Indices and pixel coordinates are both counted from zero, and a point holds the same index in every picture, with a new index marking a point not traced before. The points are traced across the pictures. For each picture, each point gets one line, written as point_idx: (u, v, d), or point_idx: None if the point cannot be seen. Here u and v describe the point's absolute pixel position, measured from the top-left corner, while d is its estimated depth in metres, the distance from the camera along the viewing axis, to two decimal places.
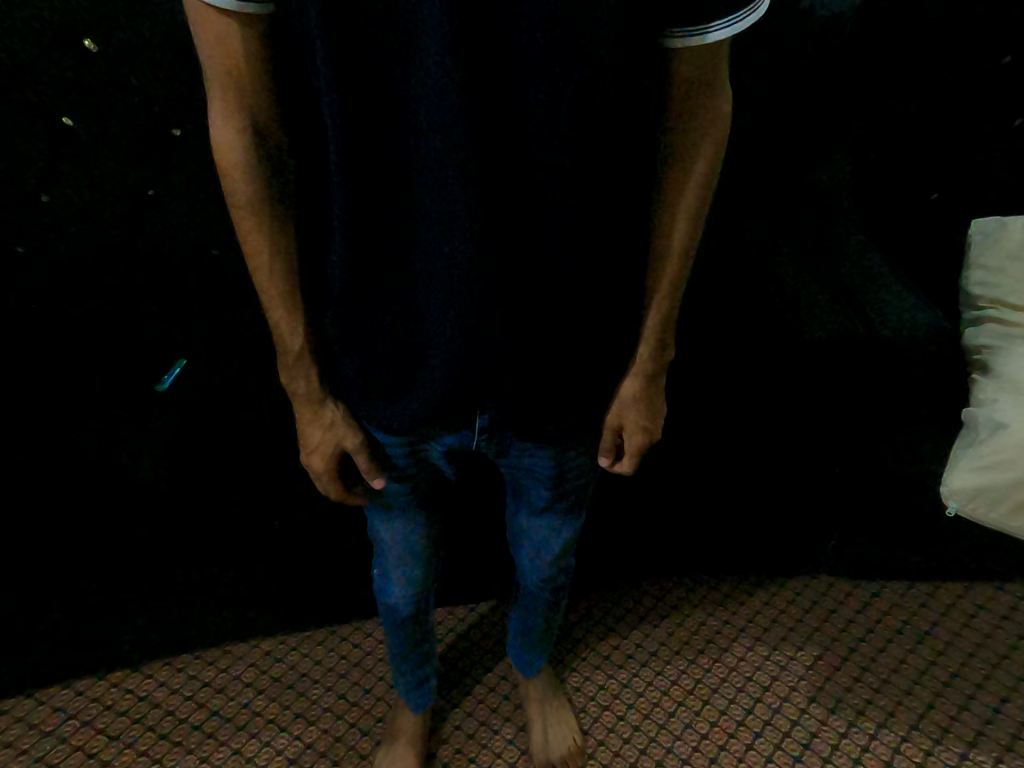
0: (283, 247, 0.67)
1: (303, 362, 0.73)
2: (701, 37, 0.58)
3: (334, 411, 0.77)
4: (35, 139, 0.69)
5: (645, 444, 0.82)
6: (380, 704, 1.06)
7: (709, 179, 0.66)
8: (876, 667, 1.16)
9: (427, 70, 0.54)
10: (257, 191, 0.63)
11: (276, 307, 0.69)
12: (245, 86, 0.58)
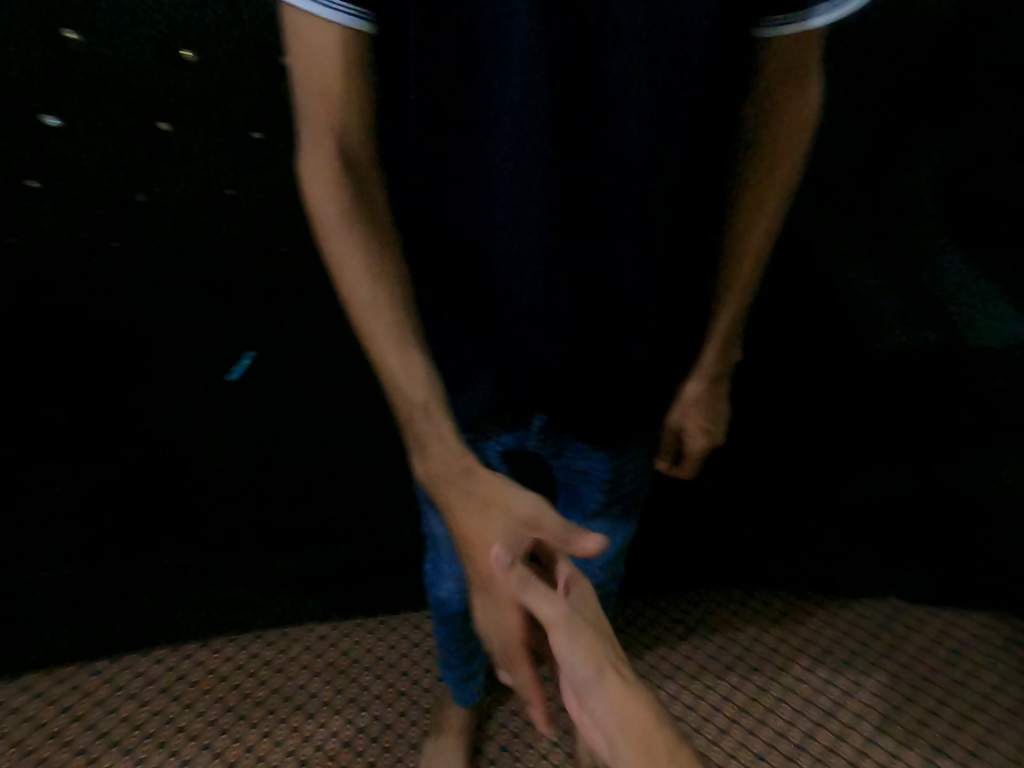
0: (381, 272, 0.55)
1: (429, 430, 0.55)
2: (806, 21, 0.55)
3: (485, 496, 0.52)
4: (142, 143, 0.88)
5: (707, 449, 0.77)
6: (426, 695, 1.07)
7: (790, 178, 0.64)
8: (957, 702, 1.01)
9: (470, 73, 0.52)
10: (350, 215, 0.54)
11: (388, 353, 0.54)
12: (341, 99, 0.51)
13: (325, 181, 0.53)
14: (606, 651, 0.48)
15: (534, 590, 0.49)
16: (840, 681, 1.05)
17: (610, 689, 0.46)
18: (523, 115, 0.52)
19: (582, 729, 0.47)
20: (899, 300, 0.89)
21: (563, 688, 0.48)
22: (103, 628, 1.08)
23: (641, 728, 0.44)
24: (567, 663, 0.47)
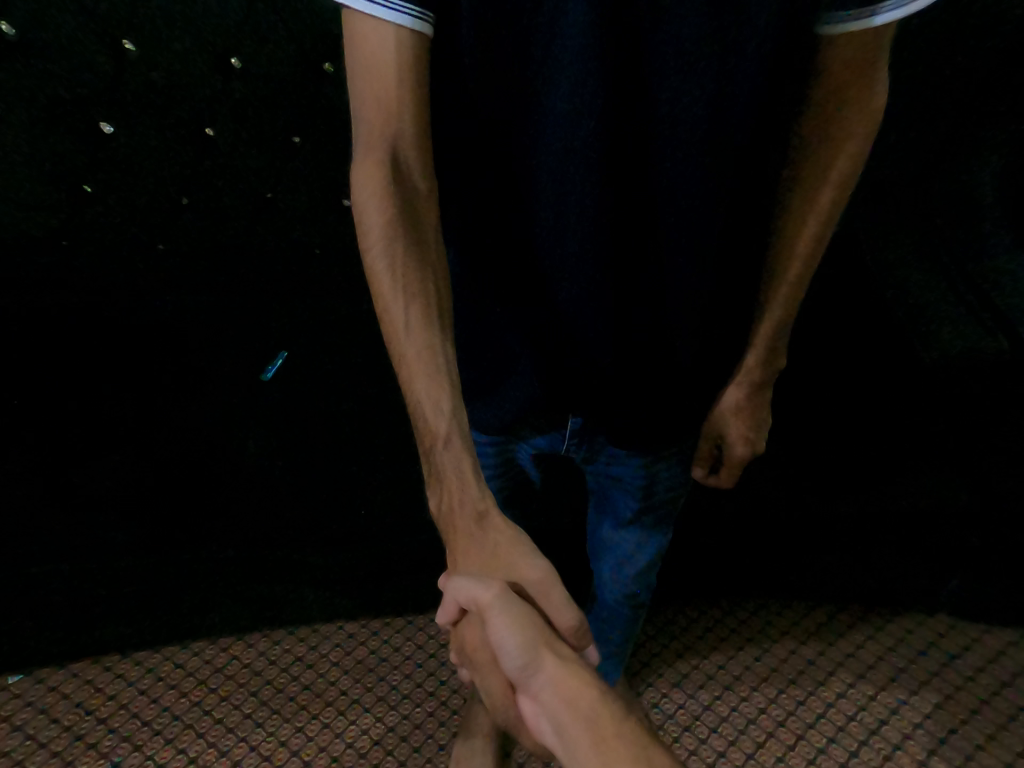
0: (417, 286, 0.55)
1: (454, 461, 0.54)
2: (869, 18, 0.53)
3: (472, 522, 0.54)
4: (188, 149, 0.92)
5: (746, 459, 0.74)
6: (454, 696, 1.07)
7: (847, 181, 0.61)
8: (1011, 728, 0.97)
9: (532, 80, 0.52)
10: (394, 224, 0.54)
11: (418, 375, 0.54)
12: (396, 108, 0.51)
13: (373, 185, 0.53)
14: (547, 638, 0.51)
15: (473, 592, 0.50)
16: (885, 698, 1.01)
17: (550, 669, 0.50)
18: (572, 115, 0.52)
19: (528, 711, 0.50)
20: (948, 303, 0.85)
21: (505, 676, 0.51)
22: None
23: (581, 700, 0.49)
24: (508, 656, 0.50)
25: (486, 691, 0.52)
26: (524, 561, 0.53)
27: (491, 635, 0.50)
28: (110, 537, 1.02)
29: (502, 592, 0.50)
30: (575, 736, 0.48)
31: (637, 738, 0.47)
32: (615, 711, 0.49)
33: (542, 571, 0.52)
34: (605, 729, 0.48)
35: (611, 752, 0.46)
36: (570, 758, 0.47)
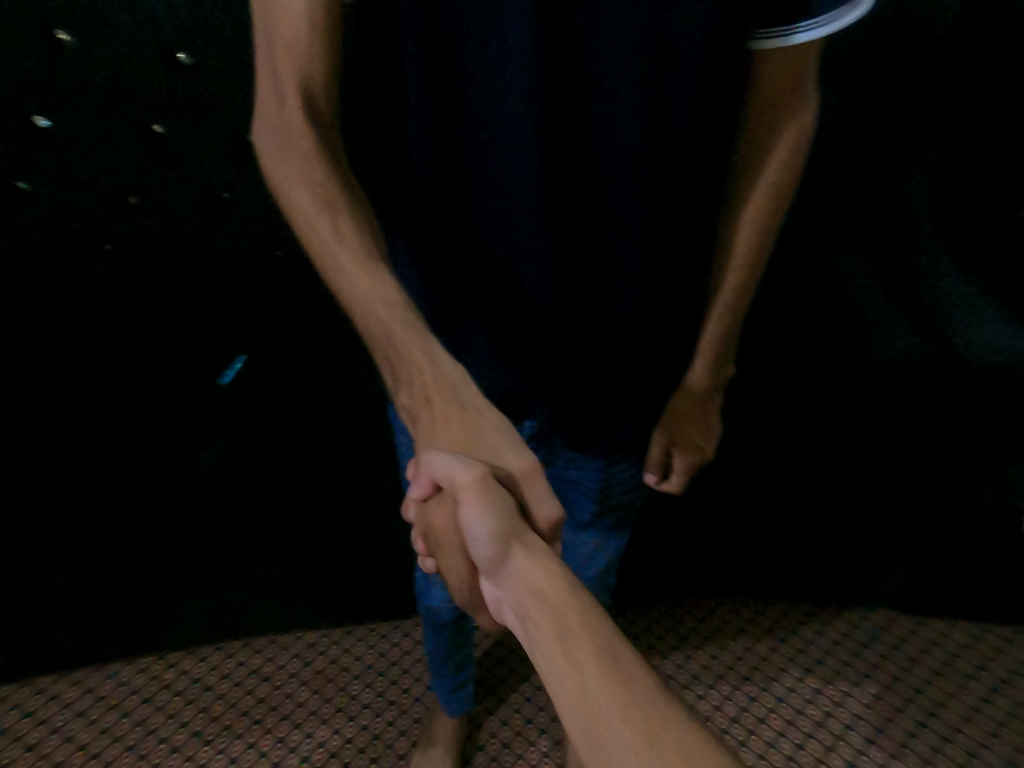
0: (344, 217, 0.50)
1: (417, 348, 0.48)
2: (786, 37, 0.56)
3: (452, 408, 0.47)
4: (134, 147, 0.88)
5: (696, 463, 0.77)
6: (416, 705, 1.04)
7: (784, 186, 0.64)
8: (947, 712, 1.01)
9: (465, 71, 0.52)
10: (309, 165, 0.49)
11: (357, 280, 0.48)
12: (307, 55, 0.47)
13: (287, 140, 0.49)
14: (518, 525, 0.43)
15: (451, 468, 0.43)
16: (831, 692, 1.05)
17: (519, 558, 0.42)
18: (517, 116, 0.52)
19: (493, 600, 0.43)
20: (893, 311, 0.90)
21: (471, 563, 0.44)
22: (79, 639, 1.03)
23: (551, 593, 0.40)
24: (475, 539, 0.42)
25: (452, 578, 0.45)
26: (508, 449, 0.46)
27: (462, 514, 0.42)
28: (68, 548, 1.02)
29: (481, 472, 0.43)
30: (537, 629, 0.39)
31: (605, 632, 0.38)
32: (588, 607, 0.39)
33: (526, 462, 0.46)
34: (571, 623, 0.38)
35: (576, 649, 0.37)
36: (531, 652, 0.39)
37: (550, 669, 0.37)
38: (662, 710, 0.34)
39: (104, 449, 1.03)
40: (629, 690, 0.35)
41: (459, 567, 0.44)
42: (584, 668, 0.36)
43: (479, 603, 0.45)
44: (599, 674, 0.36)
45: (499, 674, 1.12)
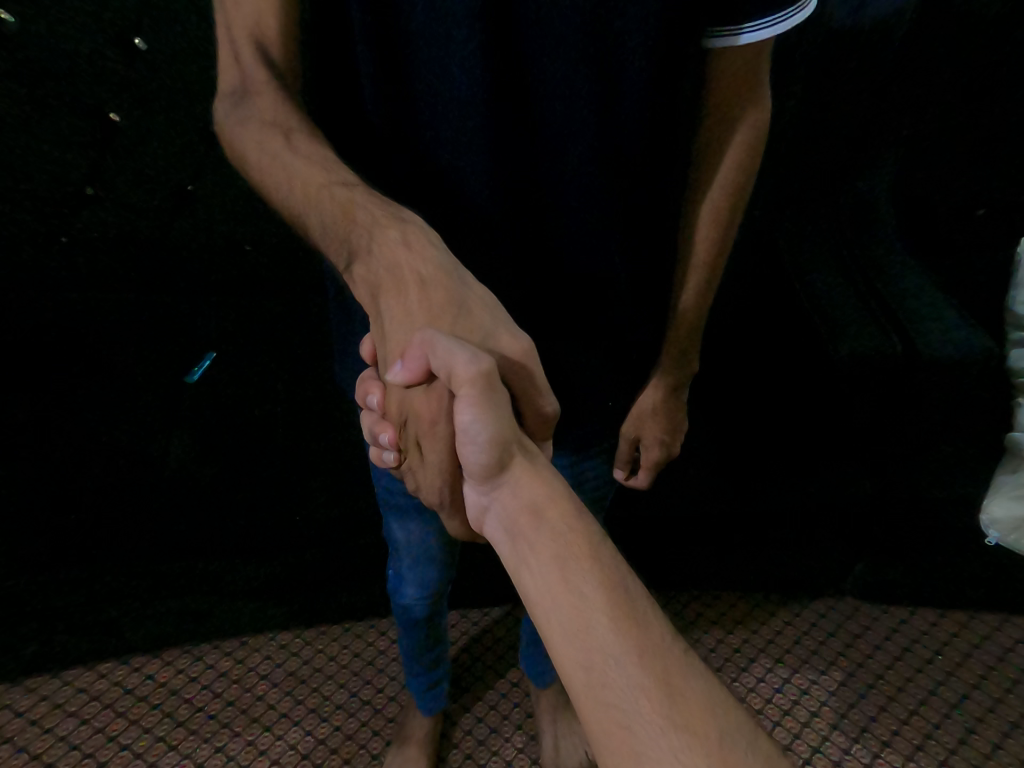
0: (301, 140, 0.47)
1: (393, 227, 0.44)
2: (733, 37, 0.58)
3: (438, 287, 0.42)
4: (91, 135, 0.92)
5: (662, 459, 0.78)
6: (391, 704, 1.03)
7: (741, 182, 0.66)
8: (905, 697, 1.07)
9: (413, 72, 0.52)
10: (268, 108, 0.47)
11: (314, 185, 0.45)
12: (264, 11, 0.48)
13: (242, 86, 0.48)
14: (512, 428, 0.40)
15: (450, 356, 0.38)
16: (798, 680, 1.09)
17: (516, 467, 0.40)
18: (473, 108, 0.52)
19: (478, 503, 0.41)
20: (856, 308, 0.92)
21: (455, 460, 0.41)
22: (37, 648, 1.00)
23: (544, 500, 0.38)
24: (468, 436, 0.39)
25: (430, 474, 0.42)
26: (504, 334, 0.41)
27: (459, 408, 0.38)
28: (16, 554, 0.96)
29: (489, 367, 0.38)
30: (528, 534, 0.37)
31: (595, 538, 0.37)
32: (580, 514, 0.38)
33: (523, 348, 0.41)
34: (563, 530, 0.37)
35: (569, 555, 0.35)
36: (518, 559, 0.37)
37: (539, 574, 0.36)
38: (651, 617, 0.34)
39: (55, 450, 0.97)
40: (621, 594, 0.34)
41: (438, 463, 0.41)
42: (579, 574, 0.35)
43: (454, 500, 0.43)
44: (597, 586, 0.34)
45: (473, 668, 1.11)
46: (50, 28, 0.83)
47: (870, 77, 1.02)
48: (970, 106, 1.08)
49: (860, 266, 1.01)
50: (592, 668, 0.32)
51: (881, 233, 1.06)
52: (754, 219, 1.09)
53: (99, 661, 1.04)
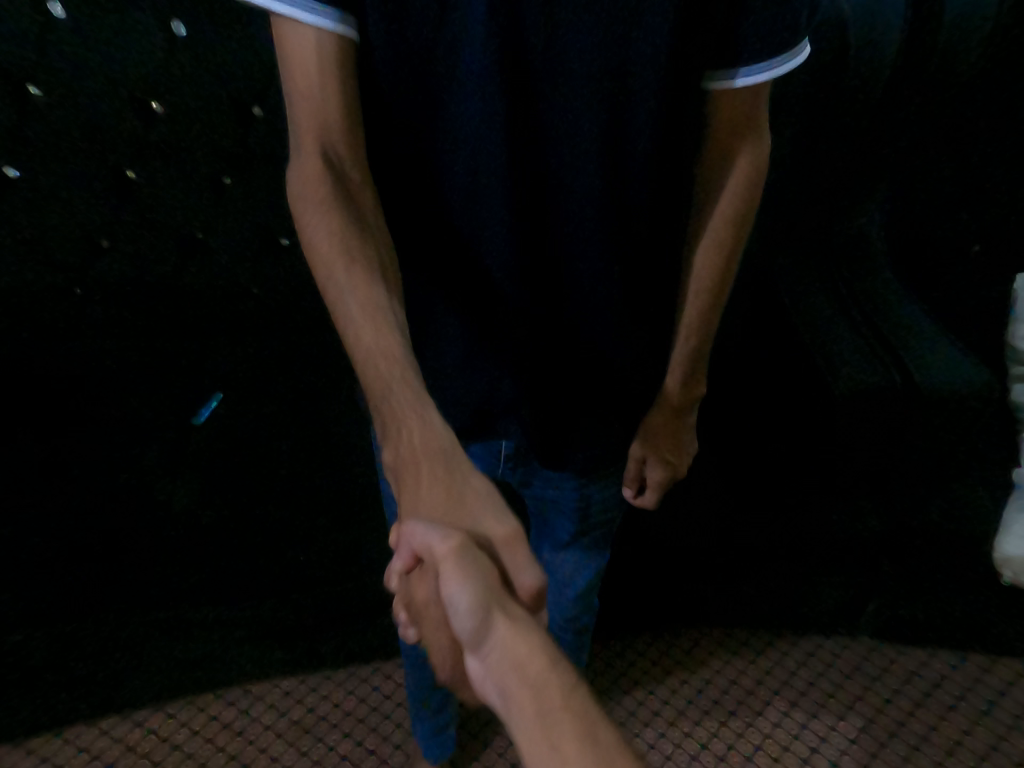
0: (361, 267, 0.51)
1: (412, 413, 0.46)
2: (728, 80, 0.60)
3: (437, 473, 0.44)
4: (108, 189, 0.97)
5: (668, 480, 0.77)
6: (397, 754, 1.00)
7: (744, 214, 0.67)
8: (926, 746, 1.04)
9: (426, 98, 0.54)
10: (336, 238, 0.51)
11: (374, 341, 0.48)
12: (328, 110, 0.50)
13: (309, 188, 0.52)
14: (501, 592, 0.39)
15: (431, 538, 0.40)
16: (816, 725, 1.06)
17: (501, 628, 0.37)
18: (486, 155, 0.55)
19: (475, 680, 0.38)
20: (855, 341, 0.93)
21: (452, 640, 0.40)
22: (29, 706, 0.97)
23: (536, 670, 0.36)
24: (457, 613, 0.38)
25: (433, 655, 0.41)
26: (491, 517, 0.43)
27: (444, 587, 0.39)
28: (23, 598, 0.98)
29: (461, 541, 0.40)
30: (518, 706, 0.35)
31: (588, 713, 0.34)
32: (576, 690, 0.35)
33: (508, 527, 0.42)
34: (552, 702, 0.34)
35: (559, 737, 0.33)
36: (513, 734, 0.34)
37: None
38: None
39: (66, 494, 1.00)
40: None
41: (435, 644, 0.40)
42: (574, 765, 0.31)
43: (463, 681, 0.40)
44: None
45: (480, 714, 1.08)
46: (72, 93, 0.89)
47: (860, 116, 1.05)
48: (960, 146, 1.11)
49: (856, 298, 1.03)
50: None
51: (877, 266, 1.08)
52: (753, 255, 1.10)
53: (91, 717, 0.99)
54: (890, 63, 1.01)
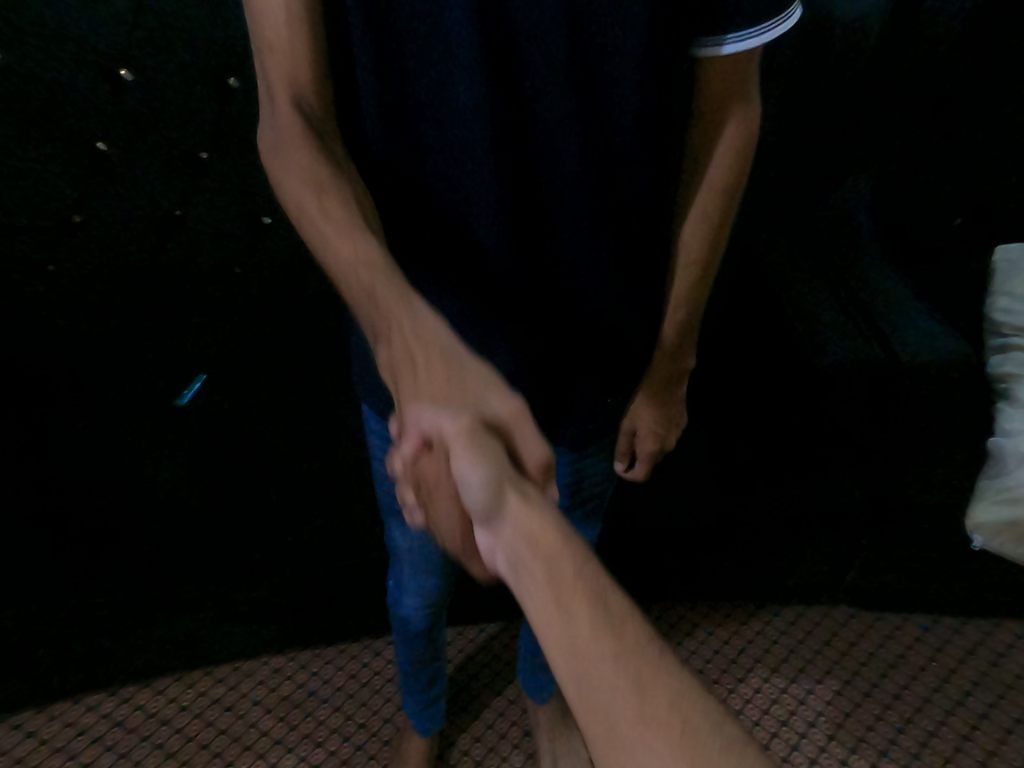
0: (333, 190, 0.49)
1: (406, 306, 0.44)
2: (714, 47, 0.59)
3: (436, 358, 0.42)
4: (79, 163, 0.94)
5: (657, 453, 0.78)
6: (387, 726, 1.02)
7: (734, 185, 0.67)
8: (900, 705, 1.08)
9: (404, 64, 0.52)
10: (305, 170, 0.48)
11: (348, 259, 0.46)
12: (299, 63, 0.49)
13: (276, 133, 0.49)
14: (511, 472, 0.38)
15: (438, 418, 0.39)
16: (796, 690, 1.09)
17: (514, 507, 0.37)
18: (463, 128, 0.54)
19: (487, 554, 0.38)
20: (837, 316, 0.94)
21: (461, 516, 0.39)
22: (24, 679, 0.98)
23: (547, 541, 0.36)
24: (468, 490, 0.38)
25: (443, 531, 0.41)
26: (495, 394, 0.41)
27: (454, 465, 0.38)
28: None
29: (473, 423, 0.39)
30: (533, 580, 0.35)
31: (601, 584, 0.35)
32: (590, 566, 0.35)
33: (516, 405, 0.40)
34: (570, 579, 0.34)
35: (574, 606, 0.33)
36: (527, 603, 0.35)
37: (546, 631, 0.33)
38: (665, 683, 0.31)
39: (45, 476, 0.98)
40: (621, 638, 0.32)
41: (445, 524, 0.40)
42: (584, 632, 0.33)
43: (472, 556, 0.40)
44: (598, 631, 0.33)
45: (469, 688, 1.10)
46: (40, 62, 0.86)
47: (845, 91, 1.04)
48: (943, 121, 1.11)
49: (841, 274, 1.03)
50: (593, 712, 0.31)
51: (860, 242, 1.09)
52: (738, 232, 1.10)
53: (79, 695, 1.02)
54: (874, 37, 1.01)
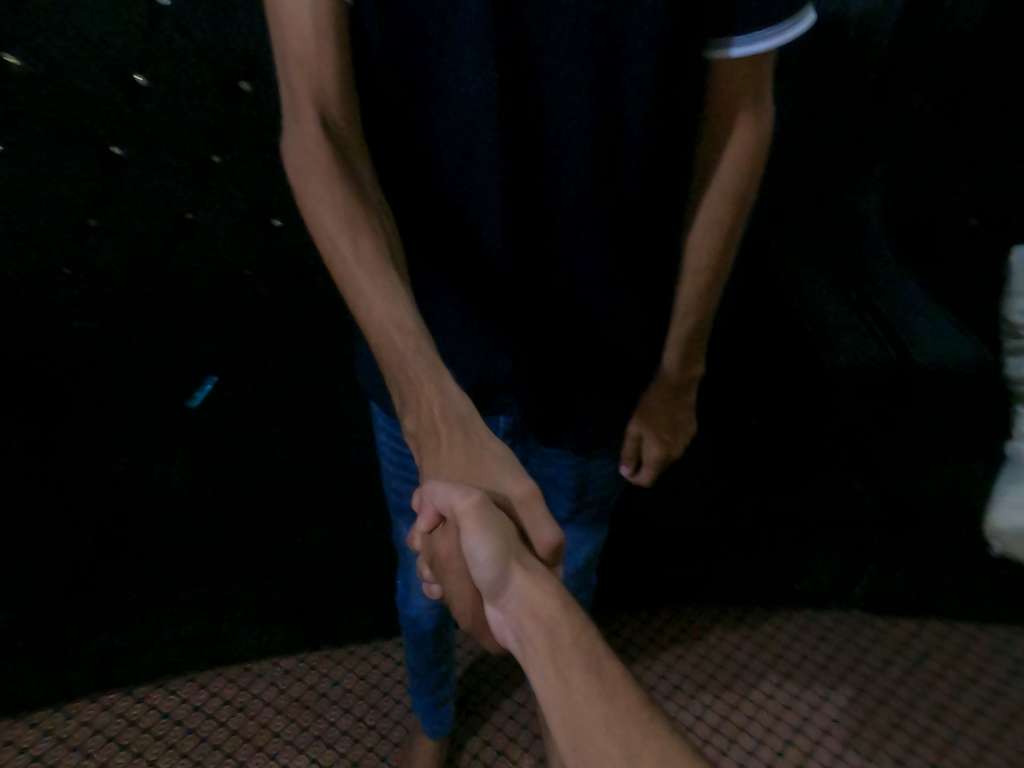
0: (362, 226, 0.53)
1: (430, 382, 0.49)
2: (727, 49, 0.58)
3: (456, 438, 0.47)
4: (94, 167, 0.95)
5: (663, 459, 0.77)
6: (396, 729, 1.02)
7: (746, 191, 0.67)
8: (916, 713, 1.06)
9: (417, 72, 0.53)
10: (335, 202, 0.52)
11: (378, 301, 0.51)
12: (326, 75, 0.50)
13: (302, 152, 0.52)
14: (519, 544, 0.42)
15: (451, 495, 0.42)
16: (809, 696, 1.08)
17: (519, 579, 0.40)
18: (472, 132, 0.54)
19: (496, 624, 0.42)
20: (848, 317, 0.93)
21: (471, 588, 0.43)
22: (34, 678, 0.99)
23: (548, 611, 0.39)
24: (477, 563, 0.41)
25: (454, 605, 0.43)
26: (508, 476, 0.46)
27: (464, 539, 0.41)
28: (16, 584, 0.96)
29: (481, 496, 0.42)
30: (535, 646, 0.38)
31: (598, 649, 0.37)
32: (588, 633, 0.38)
33: (525, 486, 0.45)
34: (567, 646, 0.37)
35: (571, 670, 0.36)
36: (530, 668, 0.38)
37: (545, 693, 0.36)
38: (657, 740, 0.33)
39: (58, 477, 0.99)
40: (614, 702, 0.35)
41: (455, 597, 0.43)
42: (580, 692, 0.35)
43: (480, 629, 0.43)
44: (593, 694, 0.35)
45: (478, 692, 1.09)
46: (54, 67, 0.87)
47: (857, 90, 1.03)
48: (957, 120, 1.10)
49: (852, 276, 1.02)
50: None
51: (872, 243, 1.08)
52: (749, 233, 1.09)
53: (92, 693, 1.02)
54: (886, 36, 1.00)
